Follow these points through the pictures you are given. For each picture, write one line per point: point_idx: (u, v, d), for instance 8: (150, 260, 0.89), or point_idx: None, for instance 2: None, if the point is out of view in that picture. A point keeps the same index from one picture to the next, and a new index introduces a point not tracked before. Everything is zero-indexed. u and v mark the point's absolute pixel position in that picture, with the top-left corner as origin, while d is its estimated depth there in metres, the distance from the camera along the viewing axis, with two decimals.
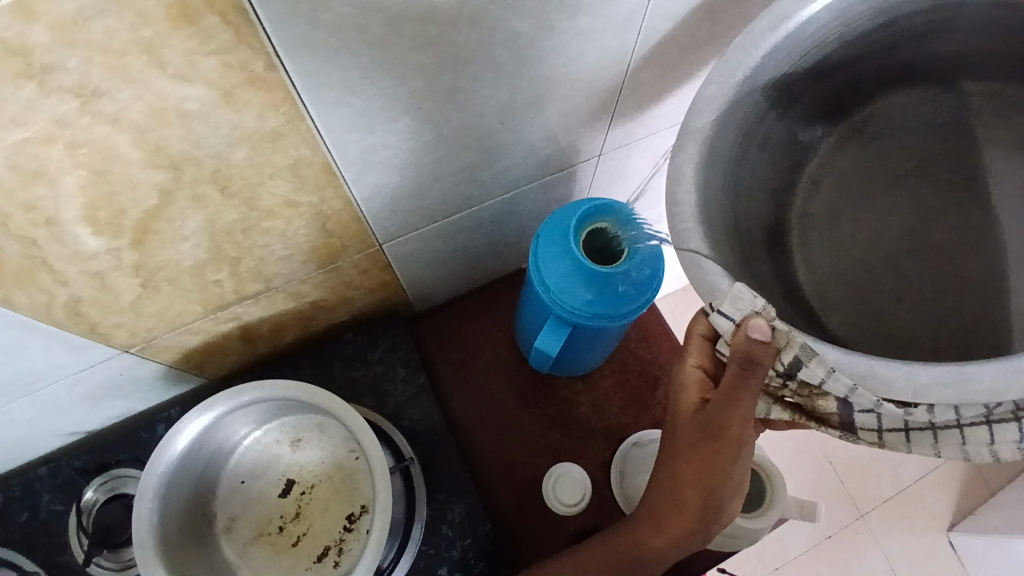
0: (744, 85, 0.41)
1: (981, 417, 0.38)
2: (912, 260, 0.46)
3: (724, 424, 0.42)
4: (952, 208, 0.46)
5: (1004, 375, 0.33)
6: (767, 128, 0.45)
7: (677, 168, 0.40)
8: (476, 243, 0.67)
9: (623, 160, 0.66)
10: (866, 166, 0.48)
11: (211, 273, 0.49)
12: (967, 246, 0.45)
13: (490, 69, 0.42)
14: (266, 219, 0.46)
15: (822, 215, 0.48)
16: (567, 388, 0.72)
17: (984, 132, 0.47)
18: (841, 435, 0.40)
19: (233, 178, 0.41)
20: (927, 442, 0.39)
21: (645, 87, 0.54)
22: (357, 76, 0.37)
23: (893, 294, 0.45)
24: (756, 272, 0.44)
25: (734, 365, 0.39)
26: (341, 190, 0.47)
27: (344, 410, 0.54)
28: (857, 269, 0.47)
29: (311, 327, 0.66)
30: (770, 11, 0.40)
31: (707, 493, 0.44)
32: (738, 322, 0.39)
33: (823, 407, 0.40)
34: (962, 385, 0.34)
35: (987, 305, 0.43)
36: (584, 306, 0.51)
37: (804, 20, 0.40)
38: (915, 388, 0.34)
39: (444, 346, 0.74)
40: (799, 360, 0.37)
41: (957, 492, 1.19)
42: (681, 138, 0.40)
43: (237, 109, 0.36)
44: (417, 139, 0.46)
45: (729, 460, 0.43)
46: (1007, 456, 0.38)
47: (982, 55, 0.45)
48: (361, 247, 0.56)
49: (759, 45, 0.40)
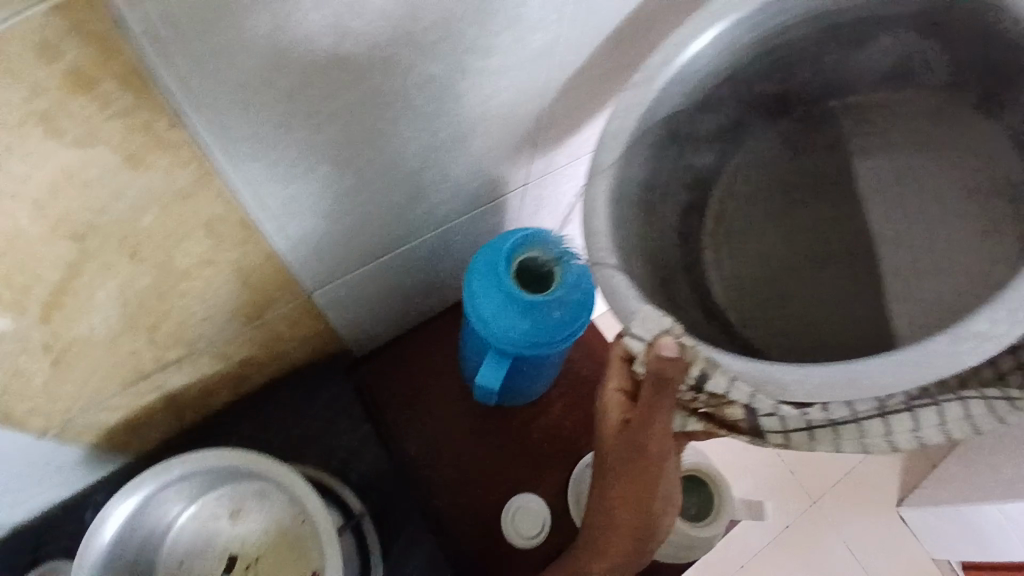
0: (649, 113, 0.43)
1: (875, 410, 0.40)
2: (815, 265, 0.49)
3: (645, 443, 0.43)
4: (846, 211, 0.49)
5: (890, 369, 0.34)
6: (675, 148, 0.48)
7: (592, 196, 0.41)
8: (409, 282, 0.66)
9: (549, 187, 0.68)
10: (768, 176, 0.51)
11: (129, 341, 0.47)
12: (862, 247, 0.48)
13: (406, 112, 0.43)
14: (183, 280, 0.44)
15: (735, 223, 0.51)
16: (517, 418, 0.72)
17: (879, 134, 0.50)
18: (750, 439, 0.42)
19: (144, 242, 0.39)
20: (830, 439, 0.40)
21: (562, 117, 0.56)
22: (269, 129, 0.37)
23: (801, 300, 0.48)
24: (669, 288, 0.46)
25: (649, 382, 0.40)
26: (261, 243, 0.46)
27: (282, 472, 0.51)
28: (767, 278, 0.49)
29: (245, 387, 0.63)
30: (661, 50, 0.43)
31: (636, 513, 0.45)
32: (648, 341, 0.39)
33: (732, 415, 0.40)
34: (850, 382, 0.34)
35: (881, 298, 0.46)
36: (522, 336, 0.51)
37: (689, 57, 0.43)
38: (808, 390, 0.35)
39: (388, 390, 0.72)
40: (705, 373, 0.38)
41: (902, 471, 1.25)
42: (595, 167, 0.42)
43: (143, 173, 0.34)
44: (339, 185, 0.45)
45: (652, 478, 0.44)
46: (902, 445, 0.40)
47: (858, 68, 0.49)
48: (289, 298, 0.54)
49: (654, 82, 0.42)
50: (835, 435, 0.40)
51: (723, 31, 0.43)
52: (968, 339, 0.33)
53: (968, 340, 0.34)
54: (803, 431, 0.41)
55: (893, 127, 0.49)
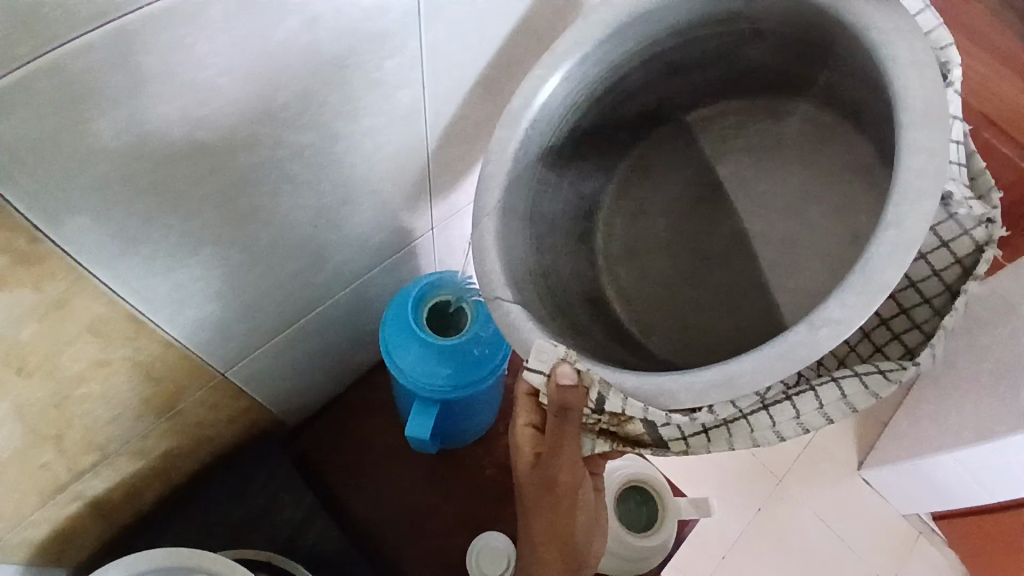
0: (519, 155, 0.45)
1: (758, 404, 0.41)
2: (701, 271, 0.52)
3: (555, 474, 0.44)
4: (722, 215, 0.52)
5: (759, 363, 0.36)
6: (554, 179, 0.50)
7: (480, 239, 0.43)
8: (333, 341, 0.66)
9: (458, 227, 0.69)
10: (643, 196, 0.55)
11: (34, 458, 0.45)
12: (738, 245, 0.51)
13: (285, 182, 0.43)
14: (79, 386, 0.43)
15: (621, 243, 0.55)
16: (469, 456, 0.72)
17: (739, 138, 0.53)
18: (655, 451, 0.43)
19: (28, 357, 0.38)
20: (724, 438, 0.42)
21: (452, 162, 0.58)
22: (138, 225, 0.37)
23: (692, 304, 0.51)
24: (571, 312, 0.48)
25: (554, 411, 0.42)
26: (156, 333, 0.45)
27: (219, 563, 0.50)
28: (659, 288, 0.52)
29: (175, 477, 0.61)
30: (519, 92, 0.45)
31: (560, 541, 0.47)
32: (548, 372, 0.40)
33: (634, 430, 0.42)
34: (725, 384, 0.36)
35: (765, 291, 0.49)
36: (445, 381, 0.51)
37: (547, 96, 0.46)
38: (693, 395, 0.37)
39: (332, 452, 0.72)
40: (602, 395, 0.39)
41: (856, 436, 1.29)
42: (476, 212, 0.43)
43: (9, 291, 0.34)
44: (229, 263, 0.45)
45: (568, 507, 0.46)
46: (789, 433, 0.41)
47: (713, 80, 0.52)
48: (202, 382, 0.53)
49: (517, 123, 0.45)
50: (728, 433, 0.41)
51: (573, 67, 0.46)
52: (823, 325, 0.35)
53: (824, 326, 0.35)
54: (700, 434, 0.42)
55: (753, 130, 0.53)
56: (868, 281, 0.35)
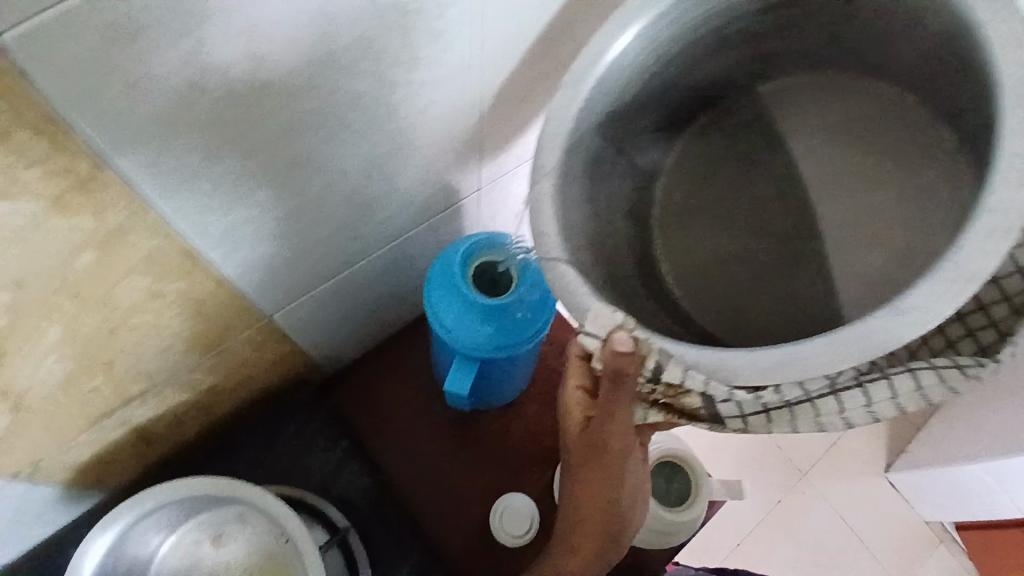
0: (582, 114, 0.43)
1: (827, 388, 0.40)
2: (761, 252, 0.50)
3: (606, 438, 0.44)
4: (791, 195, 0.50)
5: (831, 347, 0.35)
6: (613, 144, 0.48)
7: (537, 199, 0.42)
8: (375, 295, 0.66)
9: (506, 189, 0.68)
10: (703, 170, 0.53)
11: (85, 382, 0.46)
12: (800, 228, 0.49)
13: (341, 129, 0.42)
14: (133, 316, 0.44)
15: (677, 214, 0.52)
16: (499, 418, 0.72)
17: (812, 117, 0.51)
18: (710, 426, 0.42)
19: (85, 283, 0.38)
20: (786, 420, 0.40)
21: (506, 120, 0.56)
22: (197, 160, 0.37)
23: (748, 282, 0.49)
24: (621, 283, 0.47)
25: (607, 379, 0.42)
26: (209, 270, 0.45)
27: (258, 496, 0.51)
28: (714, 268, 0.50)
29: (215, 413, 0.63)
30: (586, 51, 0.43)
31: (607, 504, 0.46)
32: (603, 338, 0.40)
33: (690, 405, 0.40)
34: (794, 365, 0.35)
35: (826, 275, 0.47)
36: (486, 341, 0.51)
37: (616, 56, 0.43)
38: (759, 372, 0.35)
39: (361, 406, 0.70)
40: (660, 364, 0.38)
41: (887, 436, 1.27)
42: (535, 171, 0.42)
43: (70, 216, 0.34)
44: (281, 207, 0.45)
45: (617, 470, 0.45)
46: (857, 421, 0.40)
47: (788, 47, 0.49)
48: (248, 323, 0.54)
49: (581, 86, 0.43)
50: (791, 416, 0.40)
51: (647, 27, 0.43)
52: (907, 312, 0.34)
53: (907, 313, 0.34)
54: (760, 414, 0.40)
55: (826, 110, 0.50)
56: (961, 273, 0.34)
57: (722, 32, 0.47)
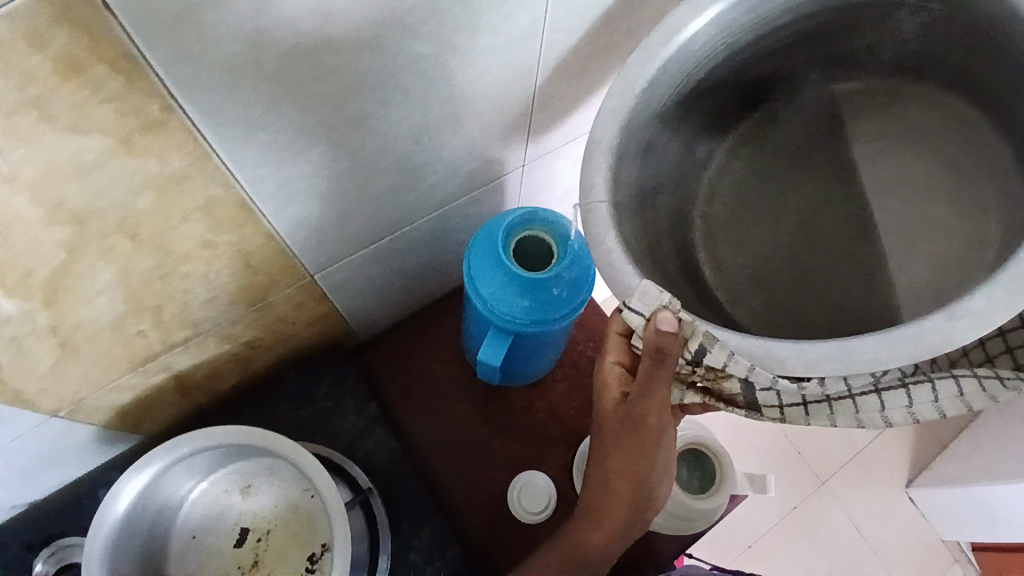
0: (642, 95, 0.44)
1: (869, 386, 0.42)
2: (802, 248, 0.49)
3: (643, 414, 0.44)
4: (836, 194, 0.50)
5: (884, 346, 0.36)
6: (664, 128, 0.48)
7: (589, 174, 0.42)
8: (411, 264, 0.67)
9: (548, 168, 0.68)
10: (753, 159, 0.52)
11: (132, 325, 0.48)
12: (853, 232, 0.49)
13: (397, 92, 0.43)
14: (184, 263, 0.45)
15: (722, 202, 0.52)
16: (524, 396, 0.73)
17: (870, 121, 0.51)
18: (747, 414, 0.43)
19: (143, 226, 0.39)
20: (823, 414, 0.42)
21: (556, 97, 0.56)
22: (261, 111, 0.37)
23: (789, 277, 0.49)
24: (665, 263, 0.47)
25: (648, 356, 0.41)
26: (260, 225, 0.46)
27: (291, 448, 0.52)
28: (753, 260, 0.50)
29: (250, 369, 0.65)
30: (661, 27, 0.43)
31: (636, 481, 0.47)
32: (647, 316, 0.40)
33: (729, 389, 0.42)
34: (847, 357, 0.36)
35: (869, 278, 0.48)
36: (522, 314, 0.51)
37: (690, 36, 0.43)
38: (804, 364, 0.36)
39: (395, 370, 0.73)
40: (704, 347, 0.39)
41: (910, 450, 1.26)
42: (590, 145, 0.42)
43: (138, 156, 0.35)
44: (333, 166, 0.46)
45: (650, 448, 0.46)
46: (891, 420, 0.42)
47: (854, 35, 0.48)
48: (291, 281, 0.55)
49: (654, 59, 0.43)
50: (828, 410, 0.42)
51: (716, 15, 0.43)
52: (962, 317, 0.35)
53: (961, 318, 0.35)
54: (798, 406, 0.43)
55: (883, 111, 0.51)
56: (1014, 285, 0.36)
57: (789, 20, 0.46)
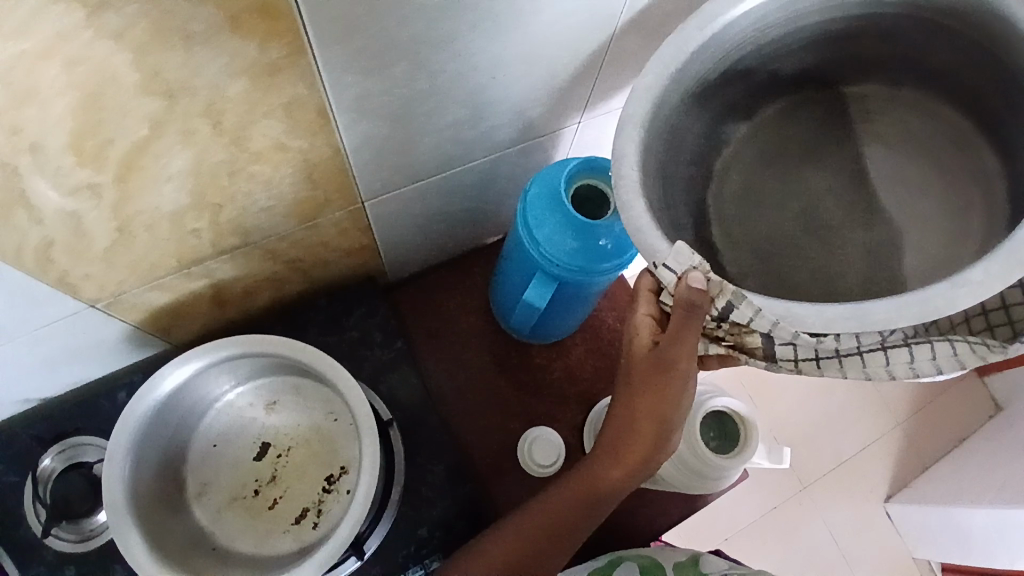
0: (676, 76, 0.45)
1: (878, 343, 0.41)
2: (826, 231, 0.50)
3: (675, 358, 0.44)
4: (862, 184, 0.50)
5: (897, 307, 0.36)
6: (729, 97, 0.50)
7: (622, 145, 0.43)
8: (454, 208, 0.67)
9: (600, 129, 0.68)
10: (784, 139, 0.52)
11: (190, 220, 0.48)
12: (866, 219, 0.50)
13: (487, 17, 0.43)
14: (254, 162, 0.45)
15: (735, 177, 0.52)
16: (543, 354, 0.74)
17: (899, 115, 0.50)
18: (767, 365, 0.43)
19: (226, 114, 0.40)
20: (836, 367, 0.41)
21: (627, 54, 0.56)
22: (362, 13, 0.37)
23: (797, 260, 0.50)
24: (683, 233, 0.48)
25: (679, 311, 0.42)
26: (331, 136, 0.47)
27: (327, 364, 0.54)
28: (767, 239, 0.50)
29: (284, 291, 0.65)
30: (698, 13, 0.44)
31: (661, 420, 0.47)
32: (678, 275, 0.41)
33: (750, 342, 0.42)
34: (861, 316, 0.37)
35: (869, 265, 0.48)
36: (568, 259, 0.52)
37: (728, 21, 0.44)
38: (823, 322, 0.37)
39: (419, 314, 0.74)
40: (731, 304, 0.40)
41: (894, 467, 1.27)
42: (623, 118, 0.43)
43: (240, 36, 0.35)
44: (410, 87, 0.46)
45: (676, 392, 0.46)
46: (900, 375, 0.40)
47: (897, 52, 0.48)
48: (343, 203, 0.56)
49: (689, 42, 0.44)
50: (840, 364, 0.41)
51: (755, 6, 0.44)
52: (965, 285, 0.36)
53: (964, 286, 0.36)
54: (811, 360, 0.42)
55: (908, 116, 0.50)
56: (1014, 257, 0.36)
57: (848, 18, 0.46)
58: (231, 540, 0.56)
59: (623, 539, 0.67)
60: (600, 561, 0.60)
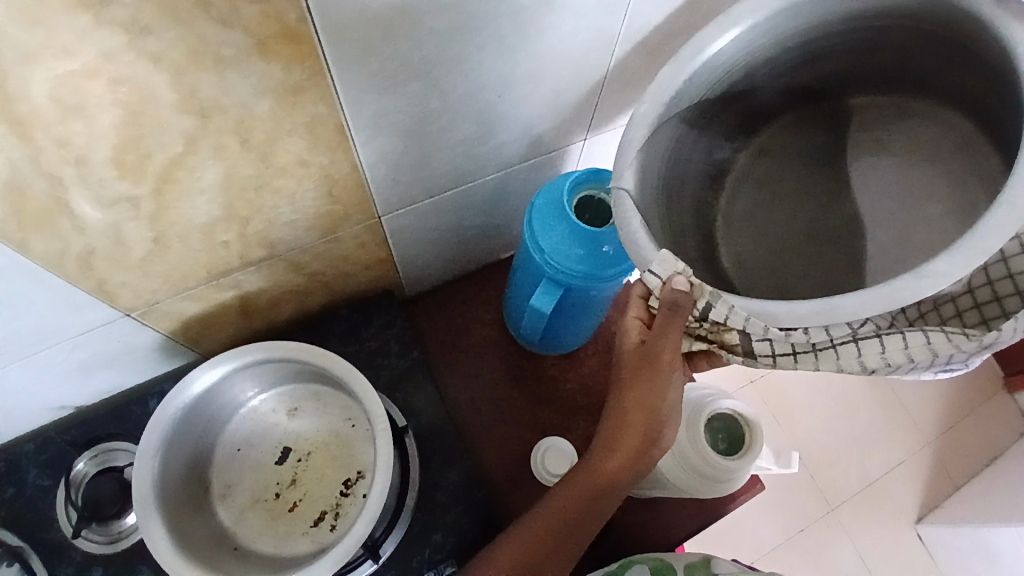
0: (671, 103, 0.46)
1: (849, 335, 0.41)
2: (827, 237, 0.51)
3: (659, 352, 0.47)
4: (858, 189, 0.52)
5: (863, 302, 0.37)
6: (727, 112, 0.52)
7: (621, 164, 0.45)
8: (467, 224, 0.70)
9: (606, 146, 0.71)
10: (775, 159, 0.55)
11: (220, 232, 0.51)
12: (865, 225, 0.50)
13: (493, 39, 0.46)
14: (279, 177, 0.49)
15: (741, 195, 0.55)
16: (555, 365, 0.76)
17: (888, 122, 0.52)
18: (745, 360, 0.44)
19: (254, 130, 0.43)
20: (809, 361, 0.42)
21: (629, 73, 0.59)
22: (378, 37, 0.41)
23: (797, 269, 0.51)
24: (682, 240, 0.50)
25: (664, 311, 0.44)
26: (350, 152, 0.50)
27: (344, 367, 0.57)
28: (768, 250, 0.53)
29: (307, 303, 0.69)
30: (687, 45, 0.46)
31: (650, 414, 0.49)
32: (663, 279, 0.43)
33: (729, 340, 0.43)
34: (828, 311, 0.37)
35: (869, 270, 0.48)
36: (575, 267, 0.54)
37: (713, 54, 0.46)
38: (794, 316, 0.38)
39: (435, 327, 0.77)
40: (710, 304, 0.42)
41: (924, 487, 1.24)
42: (622, 144, 0.45)
43: (267, 59, 0.39)
44: (422, 105, 0.49)
45: (661, 388, 0.48)
46: (873, 365, 0.41)
47: (887, 66, 0.49)
48: (362, 217, 0.59)
49: (683, 72, 0.46)
50: (814, 358, 0.42)
51: (740, 35, 0.46)
52: (928, 277, 0.36)
53: (927, 277, 0.36)
54: (788, 355, 0.42)
55: (906, 122, 0.51)
56: (976, 246, 0.35)
57: (844, 34, 0.47)
58: (252, 541, 0.58)
59: (637, 548, 0.67)
60: (613, 565, 0.61)
